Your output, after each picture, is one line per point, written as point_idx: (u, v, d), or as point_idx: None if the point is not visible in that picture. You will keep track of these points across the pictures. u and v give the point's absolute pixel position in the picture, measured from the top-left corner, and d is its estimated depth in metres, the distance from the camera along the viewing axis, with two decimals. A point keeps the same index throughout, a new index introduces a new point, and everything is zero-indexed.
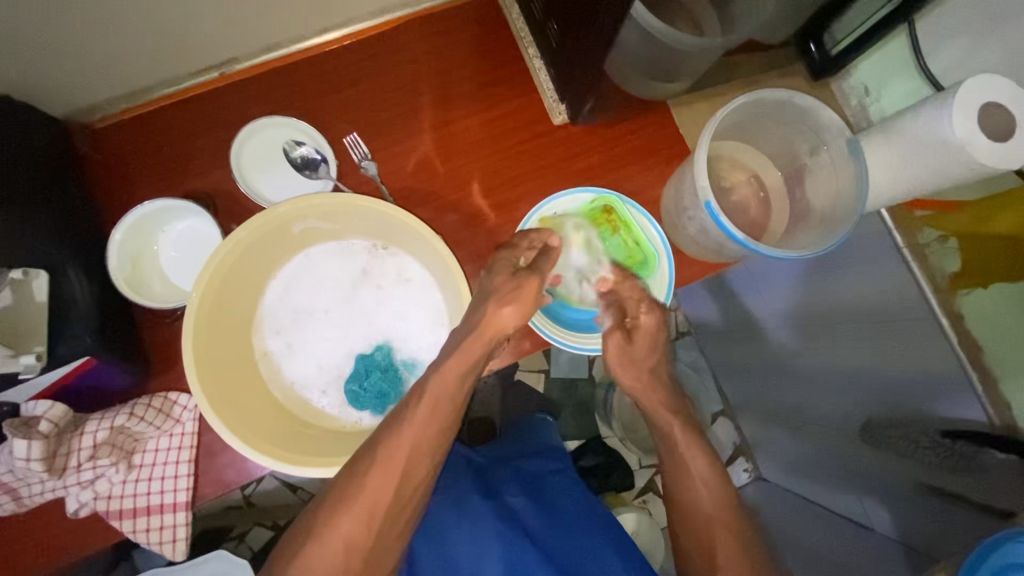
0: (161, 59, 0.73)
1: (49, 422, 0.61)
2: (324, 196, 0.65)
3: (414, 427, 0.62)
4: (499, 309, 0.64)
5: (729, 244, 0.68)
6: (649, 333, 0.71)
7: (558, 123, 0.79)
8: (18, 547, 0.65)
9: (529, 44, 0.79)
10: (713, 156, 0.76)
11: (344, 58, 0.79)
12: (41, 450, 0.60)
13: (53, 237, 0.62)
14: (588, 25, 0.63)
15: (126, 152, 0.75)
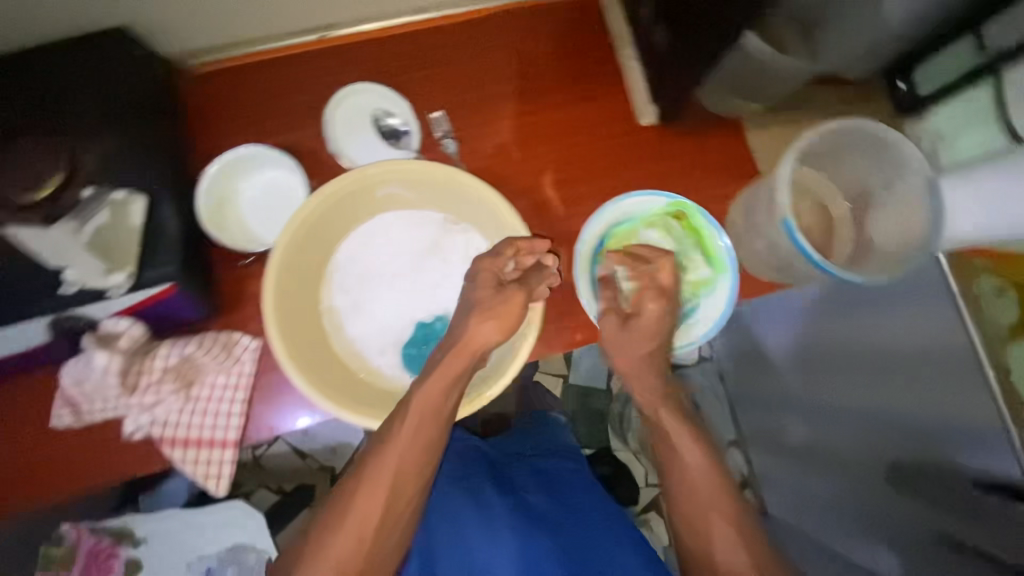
0: (266, 16, 0.76)
1: (128, 339, 0.65)
2: (422, 163, 0.67)
3: (401, 445, 0.61)
4: (480, 323, 0.64)
5: (794, 264, 0.69)
6: (653, 322, 0.68)
7: (643, 124, 0.82)
8: (65, 463, 0.67)
9: (626, 46, 0.82)
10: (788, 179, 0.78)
11: (438, 38, 0.82)
12: (119, 364, 0.65)
13: (151, 170, 0.65)
14: (696, 33, 0.64)
15: (219, 99, 0.77)
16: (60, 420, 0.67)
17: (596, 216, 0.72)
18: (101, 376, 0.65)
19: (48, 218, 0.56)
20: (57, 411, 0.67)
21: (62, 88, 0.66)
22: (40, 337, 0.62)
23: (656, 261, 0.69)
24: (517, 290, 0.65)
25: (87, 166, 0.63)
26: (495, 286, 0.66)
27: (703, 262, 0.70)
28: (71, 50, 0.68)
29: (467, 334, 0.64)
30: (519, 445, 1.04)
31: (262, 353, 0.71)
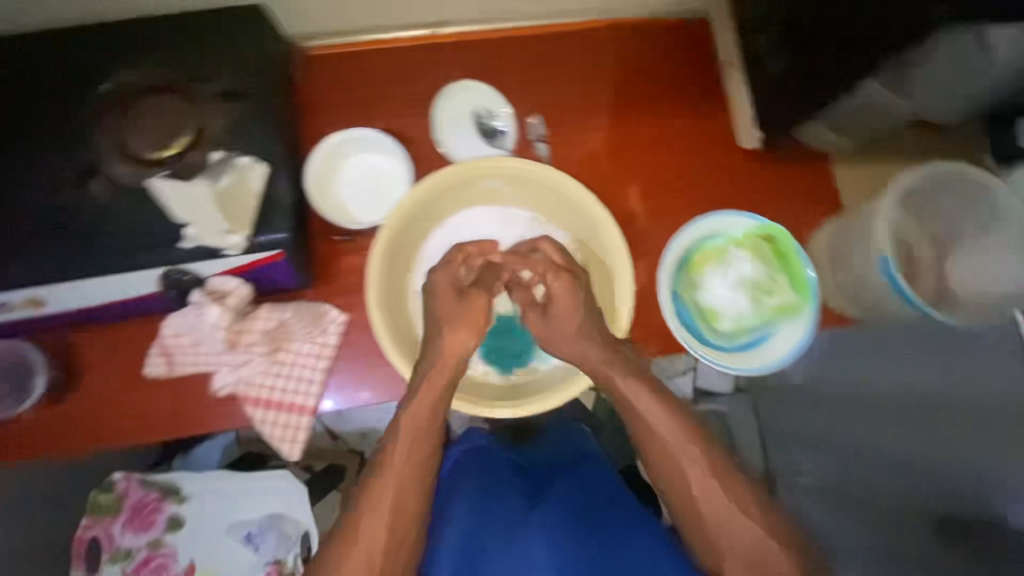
0: (386, 10, 0.79)
1: (234, 298, 0.68)
2: (521, 160, 0.71)
3: (399, 466, 0.56)
4: (453, 333, 0.64)
5: (882, 301, 0.72)
6: (569, 299, 0.64)
7: (743, 146, 0.83)
8: (150, 413, 0.70)
9: (738, 71, 0.81)
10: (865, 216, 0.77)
11: (544, 46, 0.84)
12: (227, 320, 0.69)
13: (267, 138, 0.67)
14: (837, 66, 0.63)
15: (330, 83, 0.81)
16: (153, 369, 0.70)
17: (691, 226, 0.73)
18: (203, 330, 0.69)
19: (178, 174, 0.65)
20: (152, 359, 0.70)
21: (194, 56, 0.69)
22: (152, 287, 0.66)
23: (539, 245, 0.69)
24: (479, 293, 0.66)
25: (212, 131, 0.67)
26: (456, 295, 0.66)
27: (788, 286, 0.71)
28: (202, 18, 0.70)
29: (442, 343, 0.63)
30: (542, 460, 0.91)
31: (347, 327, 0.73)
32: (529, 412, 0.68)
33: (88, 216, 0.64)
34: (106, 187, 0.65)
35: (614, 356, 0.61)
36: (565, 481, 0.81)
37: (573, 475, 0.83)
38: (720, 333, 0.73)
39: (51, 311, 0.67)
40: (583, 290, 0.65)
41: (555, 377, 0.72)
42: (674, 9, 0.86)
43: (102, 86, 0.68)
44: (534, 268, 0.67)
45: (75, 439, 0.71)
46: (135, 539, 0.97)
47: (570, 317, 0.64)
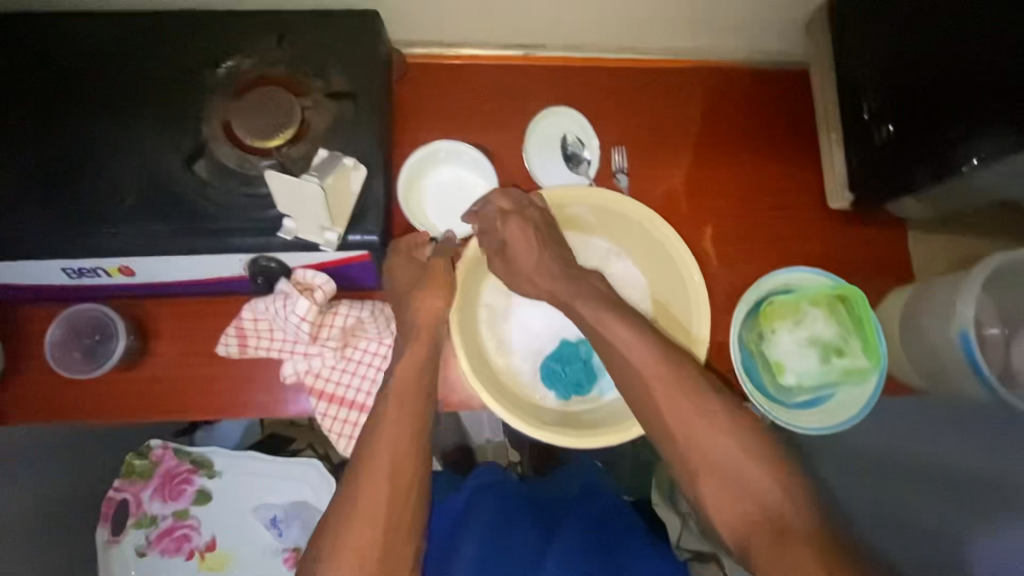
0: (488, 28, 0.81)
1: (321, 293, 0.69)
2: (598, 191, 0.73)
3: (387, 436, 0.59)
4: (422, 300, 0.68)
5: (954, 377, 0.70)
6: (521, 240, 0.68)
7: (833, 209, 0.83)
8: (219, 387, 0.73)
9: (834, 129, 0.78)
10: (931, 284, 0.75)
11: (635, 79, 0.86)
12: (312, 315, 0.68)
13: (367, 140, 0.68)
14: (943, 138, 0.61)
15: (424, 92, 0.83)
16: (227, 348, 0.71)
17: (754, 288, 0.74)
18: (281, 320, 0.69)
19: (283, 167, 0.67)
20: (225, 338, 0.72)
21: (308, 52, 0.70)
22: (239, 269, 0.68)
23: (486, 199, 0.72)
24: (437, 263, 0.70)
25: (317, 127, 0.68)
26: (412, 263, 0.70)
27: (861, 351, 0.71)
28: (319, 18, 0.71)
29: (416, 312, 0.68)
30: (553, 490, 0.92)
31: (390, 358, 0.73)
32: (590, 443, 0.67)
33: (187, 194, 0.66)
34: (209, 169, 0.66)
35: (576, 287, 0.65)
36: (582, 507, 0.86)
37: (591, 501, 0.88)
38: (784, 388, 0.72)
39: (138, 279, 0.70)
40: (530, 223, 0.69)
41: (617, 411, 0.72)
42: (764, 59, 0.87)
43: (219, 69, 0.69)
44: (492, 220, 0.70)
45: (143, 404, 0.73)
46: (162, 508, 0.98)
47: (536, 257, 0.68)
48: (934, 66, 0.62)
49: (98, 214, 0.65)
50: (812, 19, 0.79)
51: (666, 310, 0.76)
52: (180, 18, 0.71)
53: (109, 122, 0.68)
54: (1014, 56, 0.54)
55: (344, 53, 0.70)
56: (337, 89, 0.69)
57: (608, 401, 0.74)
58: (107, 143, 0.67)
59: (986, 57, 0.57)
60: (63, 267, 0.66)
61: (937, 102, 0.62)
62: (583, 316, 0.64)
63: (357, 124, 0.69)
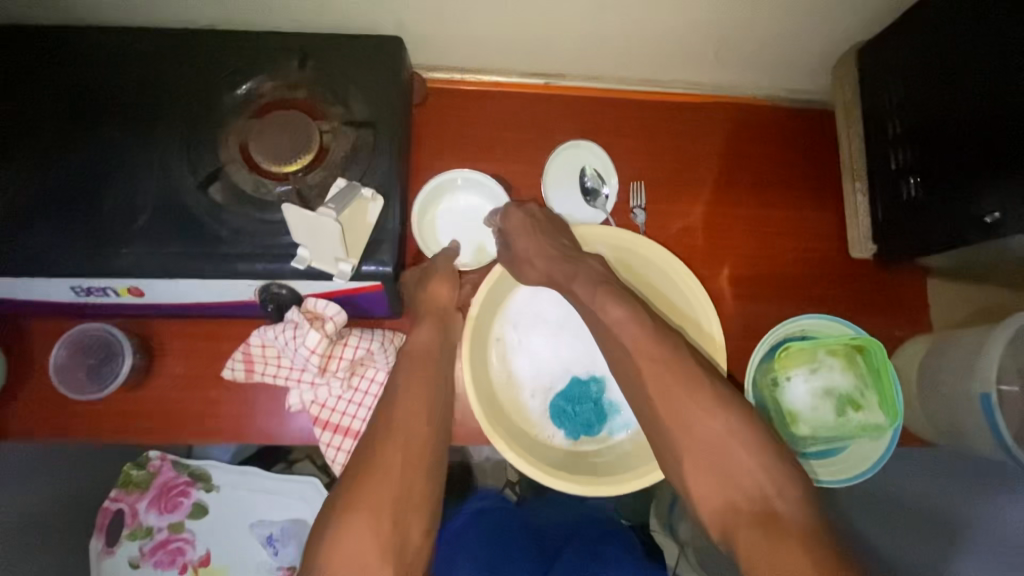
0: (511, 57, 0.80)
1: (332, 324, 0.68)
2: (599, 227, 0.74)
3: (408, 399, 0.64)
4: (433, 285, 0.71)
5: (972, 436, 0.69)
6: (519, 228, 0.71)
7: (851, 257, 0.82)
8: (223, 411, 0.72)
9: (858, 177, 0.77)
10: (953, 339, 0.74)
11: (656, 113, 0.85)
12: (323, 346, 0.67)
13: (385, 170, 0.67)
14: (968, 200, 0.60)
15: (444, 118, 0.82)
16: (233, 372, 0.70)
17: (768, 337, 0.73)
18: (288, 349, 0.67)
19: (298, 193, 0.66)
20: (232, 362, 0.70)
21: (329, 77, 0.69)
22: (249, 295, 0.67)
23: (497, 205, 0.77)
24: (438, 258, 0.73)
25: (335, 153, 0.67)
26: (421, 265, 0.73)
27: (878, 406, 0.70)
28: (342, 43, 0.70)
29: (428, 298, 0.70)
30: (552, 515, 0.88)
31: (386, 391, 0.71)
32: (596, 493, 0.67)
33: (201, 217, 0.65)
34: (225, 192, 0.66)
35: (576, 269, 0.67)
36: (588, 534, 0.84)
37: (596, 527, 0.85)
38: (799, 438, 0.71)
39: (147, 300, 0.69)
40: (528, 213, 0.72)
41: (628, 458, 0.72)
42: (788, 97, 0.86)
43: (238, 91, 0.69)
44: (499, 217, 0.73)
45: (144, 425, 0.72)
46: (158, 519, 0.96)
47: (538, 245, 0.70)
48: (966, 129, 0.59)
49: (110, 235, 0.64)
50: (840, 62, 0.78)
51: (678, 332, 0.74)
52: (201, 37, 0.70)
53: (125, 141, 0.67)
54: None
55: (365, 79, 0.69)
56: (357, 116, 0.69)
57: (618, 445, 0.73)
58: (122, 162, 0.66)
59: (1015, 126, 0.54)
60: (71, 285, 0.65)
61: (970, 166, 0.59)
62: (579, 296, 0.67)
63: (376, 152, 0.68)
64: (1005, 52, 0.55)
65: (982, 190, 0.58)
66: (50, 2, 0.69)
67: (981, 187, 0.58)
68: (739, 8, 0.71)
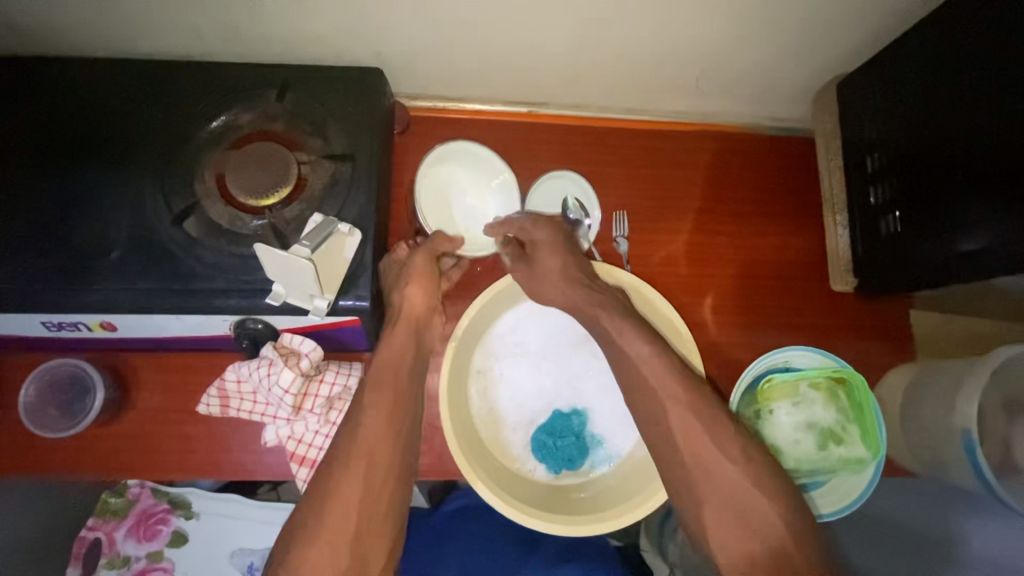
0: (493, 86, 0.80)
1: (307, 361, 0.67)
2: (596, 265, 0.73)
3: (374, 414, 0.62)
4: (407, 293, 0.69)
5: (952, 471, 0.69)
6: (547, 246, 0.71)
7: (834, 289, 0.82)
8: (197, 446, 0.71)
9: (839, 210, 0.78)
10: (929, 373, 0.74)
11: (639, 142, 0.85)
12: (297, 385, 0.66)
13: (363, 202, 0.67)
14: (947, 237, 0.60)
15: (426, 146, 0.82)
16: (208, 407, 0.69)
17: (752, 368, 0.72)
18: (263, 387, 0.66)
19: (274, 227, 0.65)
20: (208, 398, 0.69)
21: (309, 109, 0.69)
22: (225, 330, 0.67)
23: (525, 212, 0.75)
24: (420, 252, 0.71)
25: (314, 186, 0.67)
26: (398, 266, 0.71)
27: (859, 439, 0.69)
28: (323, 75, 0.70)
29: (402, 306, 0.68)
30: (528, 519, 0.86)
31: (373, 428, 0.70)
32: (582, 532, 0.66)
33: (175, 251, 0.64)
34: (200, 226, 0.65)
35: (602, 297, 0.67)
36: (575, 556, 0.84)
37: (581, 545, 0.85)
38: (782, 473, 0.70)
39: (121, 334, 0.67)
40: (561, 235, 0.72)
41: (614, 492, 0.71)
42: (770, 125, 0.86)
43: (214, 123, 0.68)
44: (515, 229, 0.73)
45: (117, 460, 0.71)
46: (136, 548, 0.94)
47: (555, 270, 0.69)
48: (949, 163, 0.59)
49: (81, 270, 0.63)
50: (820, 94, 0.79)
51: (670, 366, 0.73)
52: (181, 68, 0.70)
53: (101, 173, 0.66)
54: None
55: (344, 112, 0.69)
56: (335, 149, 0.68)
57: (601, 480, 0.73)
58: (96, 194, 0.65)
59: (999, 163, 0.54)
60: (42, 320, 0.64)
61: (950, 202, 0.59)
62: (604, 325, 0.66)
63: (354, 185, 0.67)
64: (992, 90, 0.55)
65: (962, 227, 0.58)
66: (24, 31, 0.69)
67: (962, 226, 0.58)
68: (717, 39, 0.71)
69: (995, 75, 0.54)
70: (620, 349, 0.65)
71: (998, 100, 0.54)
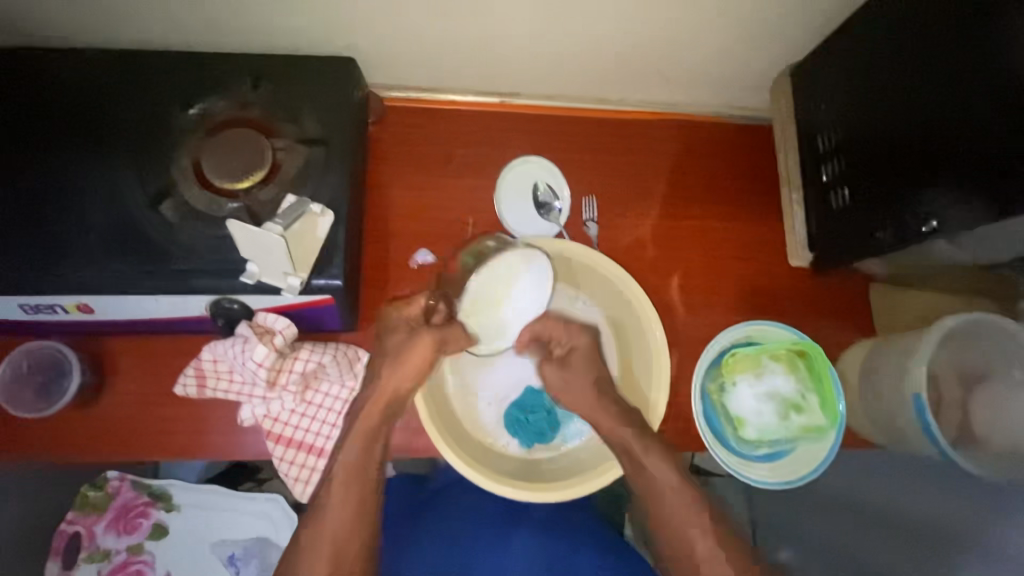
0: (465, 75, 0.82)
1: (281, 338, 0.69)
2: (577, 246, 0.76)
3: (351, 468, 0.65)
4: (392, 373, 0.68)
5: (907, 436, 0.73)
6: (583, 355, 0.73)
7: (792, 265, 0.85)
8: (174, 428, 0.72)
9: (796, 190, 0.81)
10: (882, 346, 0.78)
11: (607, 129, 0.87)
12: (272, 360, 0.68)
13: (336, 186, 0.69)
14: (895, 204, 0.63)
15: (399, 134, 0.84)
16: (184, 387, 0.71)
17: (717, 341, 0.75)
18: (239, 364, 0.68)
19: (248, 210, 0.67)
20: (184, 378, 0.71)
21: (282, 97, 0.71)
22: (200, 311, 0.68)
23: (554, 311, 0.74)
24: (423, 339, 0.68)
25: (287, 170, 0.68)
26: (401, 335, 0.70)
27: (818, 407, 0.72)
28: (297, 65, 0.72)
29: (378, 383, 0.68)
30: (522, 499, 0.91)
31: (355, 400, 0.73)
32: (553, 498, 0.68)
33: (151, 233, 0.65)
34: (176, 209, 0.66)
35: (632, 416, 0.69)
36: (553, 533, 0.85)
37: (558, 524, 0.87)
38: (746, 442, 0.73)
39: (98, 316, 0.69)
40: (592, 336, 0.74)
41: (583, 460, 0.74)
42: (734, 113, 0.90)
43: (190, 110, 0.70)
44: (551, 330, 0.73)
45: (94, 443, 0.71)
46: (116, 541, 0.94)
47: (585, 390, 0.70)
48: (906, 138, 0.61)
49: (57, 251, 0.64)
50: (777, 80, 0.83)
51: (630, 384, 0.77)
52: (158, 58, 0.71)
53: (78, 158, 0.67)
54: (982, 144, 0.53)
55: (318, 99, 0.71)
56: (309, 134, 0.70)
57: (572, 451, 0.75)
58: (74, 179, 0.66)
59: (953, 139, 0.56)
60: (18, 303, 0.65)
61: (904, 176, 0.61)
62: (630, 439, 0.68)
63: (327, 169, 0.69)
64: (955, 66, 0.56)
65: (907, 193, 0.61)
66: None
67: (907, 193, 0.61)
68: (679, 27, 0.74)
69: (961, 49, 0.55)
70: (646, 471, 0.67)
71: (935, 73, 0.57)
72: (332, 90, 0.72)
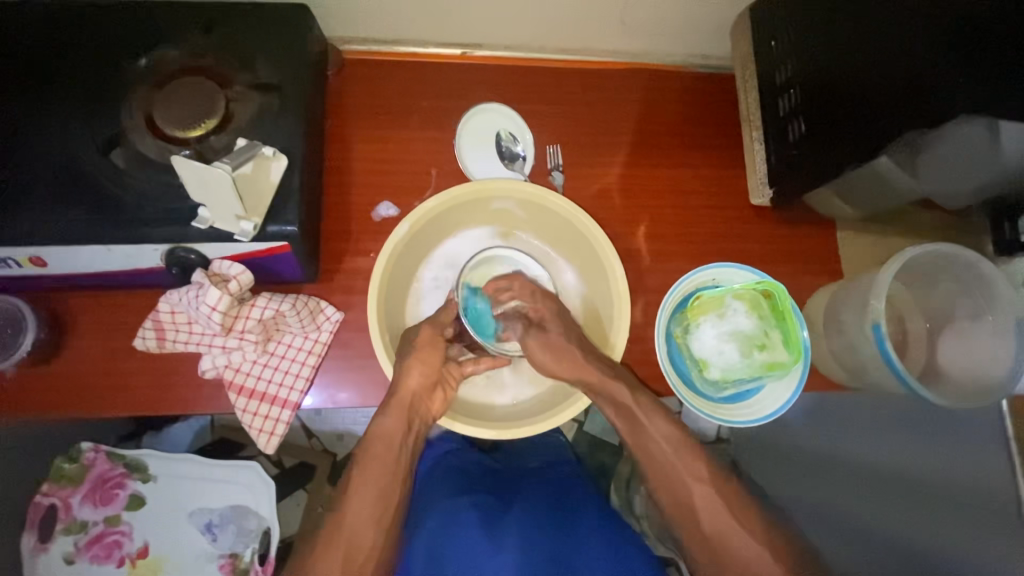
0: (425, 26, 0.81)
1: (236, 284, 0.69)
2: (536, 186, 0.76)
3: (361, 489, 0.61)
4: (408, 367, 0.68)
5: (873, 372, 0.72)
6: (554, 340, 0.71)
7: (754, 204, 0.85)
8: (139, 384, 0.72)
9: (756, 128, 0.82)
10: (845, 287, 0.78)
11: (571, 78, 0.87)
12: (225, 305, 0.67)
13: (292, 133, 0.68)
14: (849, 125, 0.62)
15: (358, 86, 0.82)
16: (144, 341, 0.71)
17: (682, 284, 0.75)
18: (194, 312, 0.69)
19: (200, 157, 0.65)
20: (143, 331, 0.72)
21: (233, 43, 0.70)
22: (156, 261, 0.67)
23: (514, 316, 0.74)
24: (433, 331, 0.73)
25: (240, 117, 0.67)
26: (423, 345, 0.71)
27: (782, 344, 0.71)
28: (246, 12, 0.71)
29: (398, 385, 0.67)
30: (513, 463, 0.92)
31: (318, 350, 0.74)
32: (513, 435, 0.72)
33: (102, 180, 0.64)
34: (126, 157, 0.65)
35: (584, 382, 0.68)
36: (531, 487, 0.86)
37: (535, 479, 0.88)
38: (711, 382, 0.73)
39: (54, 270, 0.68)
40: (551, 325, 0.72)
41: (547, 402, 0.78)
42: (698, 62, 0.89)
43: (140, 60, 0.69)
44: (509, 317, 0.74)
45: (59, 400, 0.71)
46: (92, 513, 0.91)
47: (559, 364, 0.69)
48: (849, 66, 0.62)
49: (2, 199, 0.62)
50: (737, 22, 0.82)
51: (597, 323, 0.79)
52: (106, 9, 0.70)
53: (30, 110, 0.66)
54: (915, 59, 0.53)
55: (269, 43, 0.70)
56: (262, 81, 0.69)
57: (539, 397, 0.79)
58: (24, 132, 0.65)
59: (889, 56, 0.56)
60: None
61: (857, 98, 0.61)
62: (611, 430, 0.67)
63: (281, 115, 0.68)
64: None
65: (856, 112, 0.61)
66: None
67: (856, 112, 0.61)
68: None
69: None
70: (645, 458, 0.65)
71: None
72: (282, 34, 0.71)
